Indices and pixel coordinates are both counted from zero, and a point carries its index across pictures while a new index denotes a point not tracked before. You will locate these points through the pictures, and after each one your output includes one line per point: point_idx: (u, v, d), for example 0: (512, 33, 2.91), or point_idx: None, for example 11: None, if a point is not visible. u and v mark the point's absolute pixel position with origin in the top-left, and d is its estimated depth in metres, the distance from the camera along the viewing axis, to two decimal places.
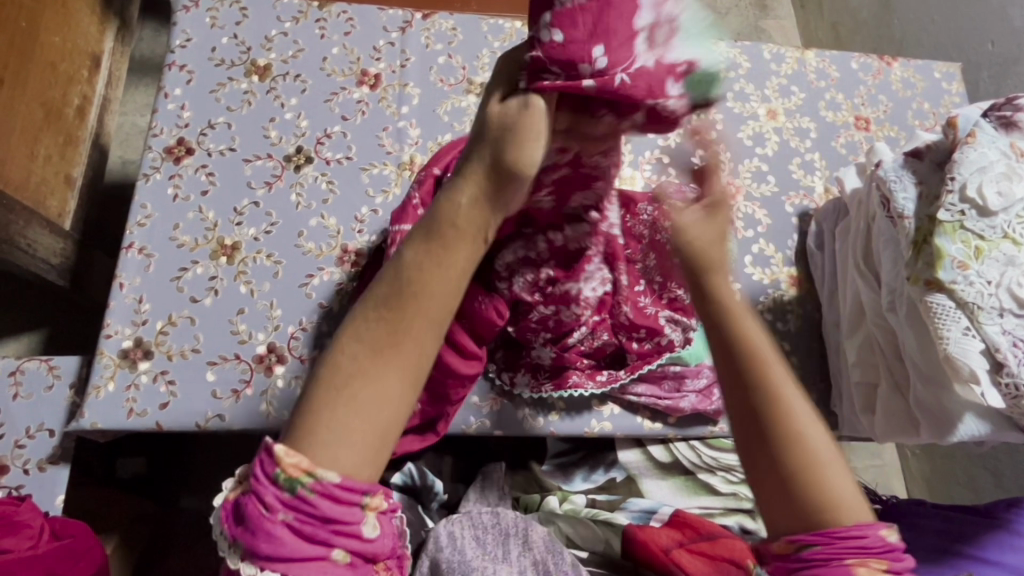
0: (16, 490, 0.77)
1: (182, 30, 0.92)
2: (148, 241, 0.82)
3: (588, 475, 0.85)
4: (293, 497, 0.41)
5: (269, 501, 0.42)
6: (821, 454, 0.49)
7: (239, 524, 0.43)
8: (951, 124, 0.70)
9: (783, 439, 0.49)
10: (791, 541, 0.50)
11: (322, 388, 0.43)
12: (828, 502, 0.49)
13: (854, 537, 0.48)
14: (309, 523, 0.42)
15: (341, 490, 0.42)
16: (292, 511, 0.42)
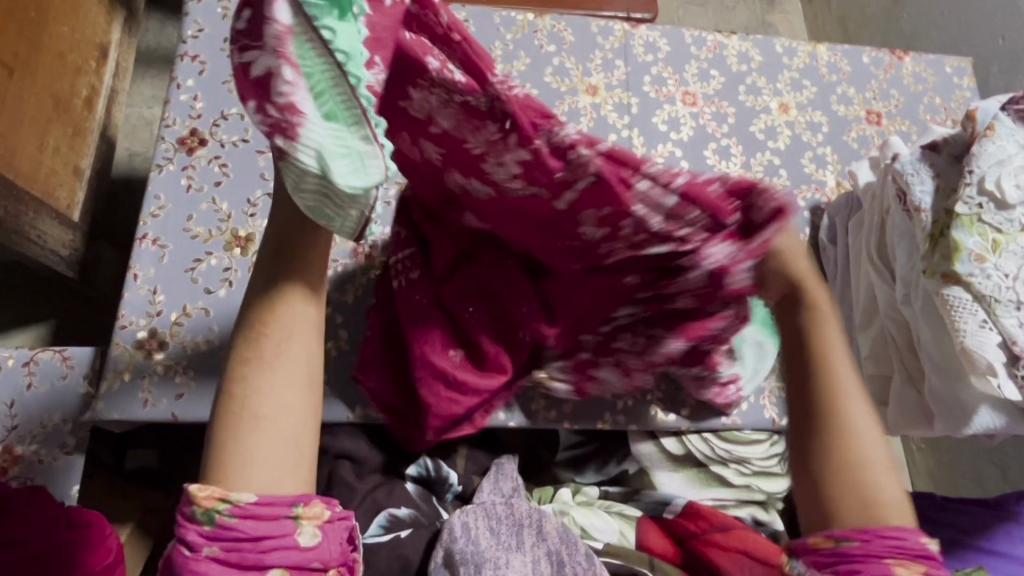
0: (31, 480, 0.78)
1: (194, 21, 0.92)
2: (161, 233, 0.82)
3: (600, 468, 0.86)
4: (213, 529, 0.41)
5: (194, 541, 0.41)
6: (869, 454, 0.49)
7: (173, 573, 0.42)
8: (970, 117, 0.70)
9: (836, 445, 0.49)
10: (827, 536, 0.47)
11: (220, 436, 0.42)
12: (875, 507, 0.47)
13: (895, 537, 0.45)
14: (236, 552, 0.41)
15: (259, 508, 0.41)
16: (218, 544, 0.41)
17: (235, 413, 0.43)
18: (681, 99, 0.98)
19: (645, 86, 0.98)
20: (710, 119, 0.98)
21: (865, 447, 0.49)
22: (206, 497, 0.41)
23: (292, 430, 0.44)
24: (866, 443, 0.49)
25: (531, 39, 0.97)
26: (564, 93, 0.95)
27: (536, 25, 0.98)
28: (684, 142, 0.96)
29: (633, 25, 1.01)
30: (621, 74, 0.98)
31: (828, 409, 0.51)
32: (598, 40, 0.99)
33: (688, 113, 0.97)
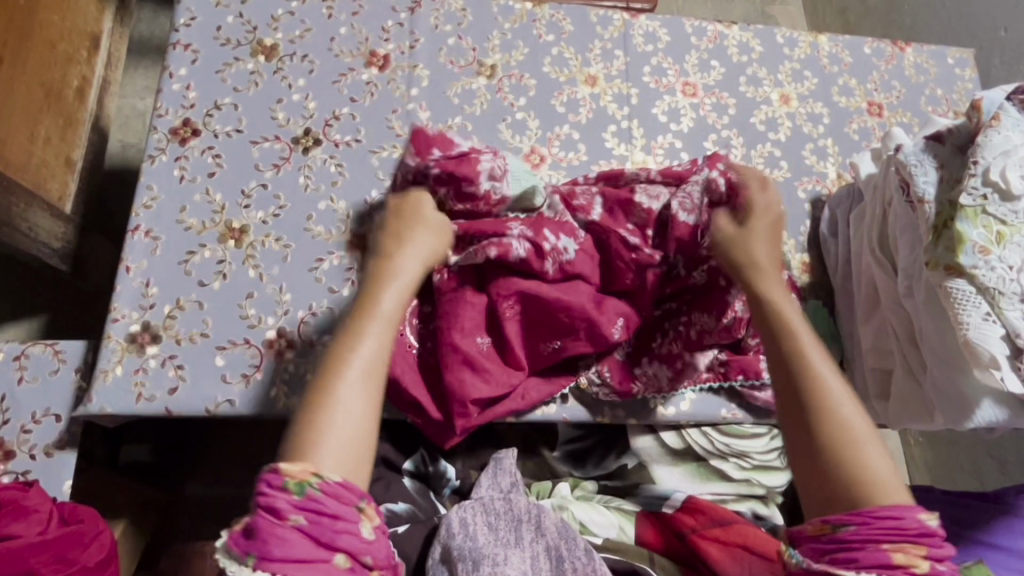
0: (22, 476, 0.77)
1: (186, 9, 0.91)
2: (154, 224, 0.81)
3: (599, 463, 0.85)
4: (303, 499, 0.47)
5: (281, 509, 0.46)
6: (855, 429, 0.56)
7: (249, 539, 0.46)
8: (975, 107, 0.69)
9: (825, 433, 0.56)
10: (823, 523, 0.52)
11: (319, 418, 0.52)
12: (867, 480, 0.53)
13: (892, 518, 0.50)
14: (316, 526, 0.47)
15: (342, 489, 0.49)
16: (303, 513, 0.47)
17: (329, 404, 0.53)
18: (682, 90, 0.97)
19: (645, 76, 0.97)
20: (710, 110, 0.97)
21: (853, 424, 0.56)
22: (300, 471, 0.48)
23: (367, 425, 0.54)
24: (851, 420, 0.56)
25: (529, 29, 0.96)
26: (562, 83, 0.94)
27: (534, 14, 0.97)
28: (684, 133, 0.95)
29: (633, 15, 1.00)
30: (621, 64, 0.97)
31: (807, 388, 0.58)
32: (597, 30, 0.98)
33: (688, 104, 0.96)
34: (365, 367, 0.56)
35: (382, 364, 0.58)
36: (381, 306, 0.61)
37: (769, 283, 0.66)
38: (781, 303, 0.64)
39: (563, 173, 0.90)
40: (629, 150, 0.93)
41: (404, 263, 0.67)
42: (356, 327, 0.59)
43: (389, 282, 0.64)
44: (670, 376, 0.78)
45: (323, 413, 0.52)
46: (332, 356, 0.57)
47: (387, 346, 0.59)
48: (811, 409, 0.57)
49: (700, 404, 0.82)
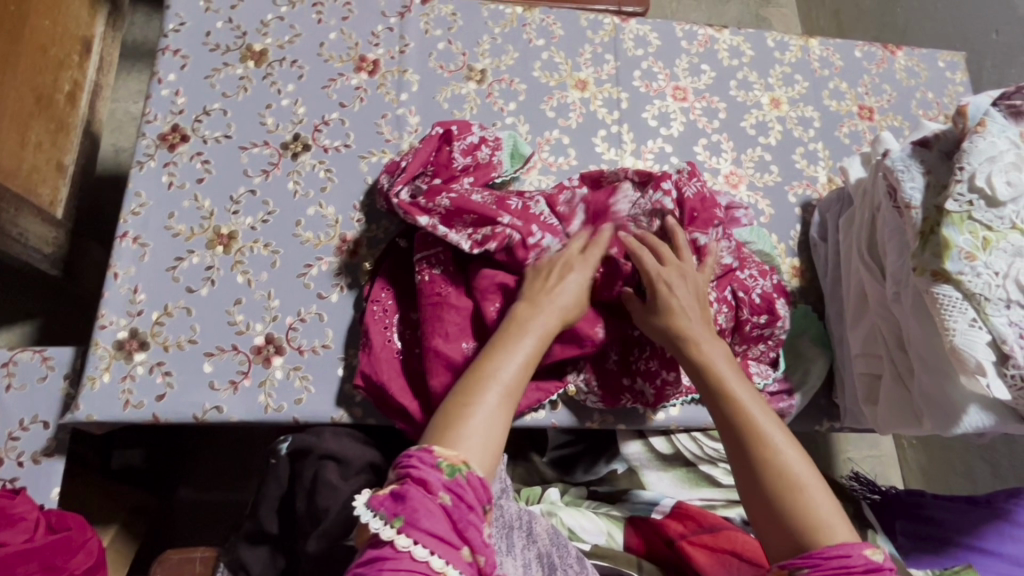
0: (11, 483, 0.77)
1: (176, 15, 0.91)
2: (142, 230, 0.81)
3: (590, 468, 0.87)
4: (453, 482, 0.50)
5: (431, 482, 0.50)
6: (800, 476, 0.56)
7: (398, 502, 0.49)
8: (960, 112, 0.69)
9: (772, 476, 0.56)
10: (781, 567, 0.53)
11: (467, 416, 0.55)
12: (811, 523, 0.54)
13: (838, 557, 0.51)
14: (457, 511, 0.50)
15: (481, 485, 0.52)
16: (450, 494, 0.50)
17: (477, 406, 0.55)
18: (672, 94, 0.97)
19: (635, 81, 0.97)
20: (701, 114, 0.96)
21: (797, 473, 0.56)
22: (452, 455, 0.52)
23: (501, 432, 0.56)
24: (796, 468, 0.56)
25: (519, 34, 0.96)
26: (553, 87, 0.94)
27: (524, 19, 0.97)
28: (674, 138, 0.95)
29: (623, 19, 1.00)
30: (611, 69, 0.97)
31: (751, 442, 0.58)
32: (587, 34, 0.98)
33: (679, 108, 0.96)
34: (510, 385, 0.58)
35: (523, 383, 0.59)
36: (529, 333, 0.63)
37: (696, 334, 0.66)
38: (712, 354, 0.64)
39: (553, 177, 0.90)
40: (618, 155, 0.93)
41: (561, 297, 0.67)
42: (505, 345, 0.61)
43: (541, 311, 0.65)
44: (654, 394, 0.75)
45: (468, 416, 0.55)
46: (483, 364, 0.59)
47: (529, 366, 0.61)
48: (756, 463, 0.57)
49: (689, 410, 0.81)
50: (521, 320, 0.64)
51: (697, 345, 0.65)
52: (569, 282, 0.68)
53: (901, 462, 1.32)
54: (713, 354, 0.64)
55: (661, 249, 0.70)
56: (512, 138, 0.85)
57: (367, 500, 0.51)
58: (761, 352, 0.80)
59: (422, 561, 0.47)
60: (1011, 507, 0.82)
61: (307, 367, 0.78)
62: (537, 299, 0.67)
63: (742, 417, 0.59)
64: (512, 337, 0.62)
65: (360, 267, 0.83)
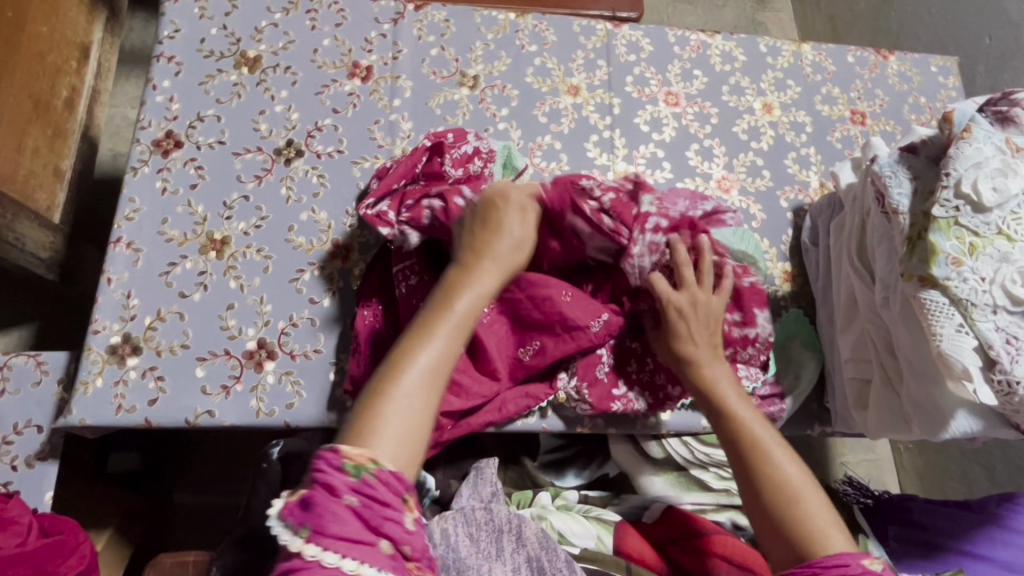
0: (4, 487, 0.77)
1: (170, 22, 0.91)
2: (136, 236, 0.81)
3: (580, 472, 0.88)
4: (359, 482, 0.46)
5: (336, 486, 0.46)
6: (801, 490, 0.57)
7: (303, 511, 0.46)
8: (946, 118, 0.69)
9: (772, 491, 0.57)
10: None
11: (382, 401, 0.51)
12: (813, 533, 0.54)
13: (838, 566, 0.51)
14: (369, 509, 0.46)
15: (394, 478, 0.48)
16: (358, 495, 0.46)
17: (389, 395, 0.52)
18: (664, 100, 0.97)
19: (627, 86, 0.97)
20: (693, 119, 0.97)
21: (798, 486, 0.57)
22: (357, 454, 0.48)
23: (422, 420, 0.52)
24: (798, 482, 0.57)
25: (511, 39, 0.97)
26: (545, 93, 0.95)
27: (517, 25, 0.97)
28: (666, 143, 0.95)
29: (616, 25, 1.00)
30: (603, 75, 0.97)
31: (751, 457, 0.59)
32: (579, 40, 0.98)
33: (671, 113, 0.96)
34: (432, 366, 0.54)
35: (448, 362, 0.56)
36: (456, 307, 0.59)
37: (699, 356, 0.68)
38: (715, 375, 0.66)
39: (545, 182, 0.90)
40: (610, 160, 0.93)
41: (489, 266, 0.64)
42: (430, 324, 0.58)
43: (470, 286, 0.62)
44: (649, 405, 0.78)
45: (385, 407, 0.51)
46: (405, 341, 0.56)
47: (455, 344, 0.57)
48: (756, 477, 0.58)
49: (680, 415, 0.81)
50: (450, 294, 0.61)
51: (703, 366, 0.67)
52: (501, 256, 0.66)
53: (897, 466, 1.32)
54: (716, 375, 0.66)
55: (684, 271, 0.71)
56: (507, 147, 0.86)
57: (280, 508, 0.47)
58: (751, 355, 0.79)
59: (334, 567, 0.44)
60: (1003, 512, 0.81)
61: (299, 371, 0.78)
62: (467, 274, 0.63)
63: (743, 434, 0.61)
64: (441, 314, 0.59)
65: (351, 273, 0.83)
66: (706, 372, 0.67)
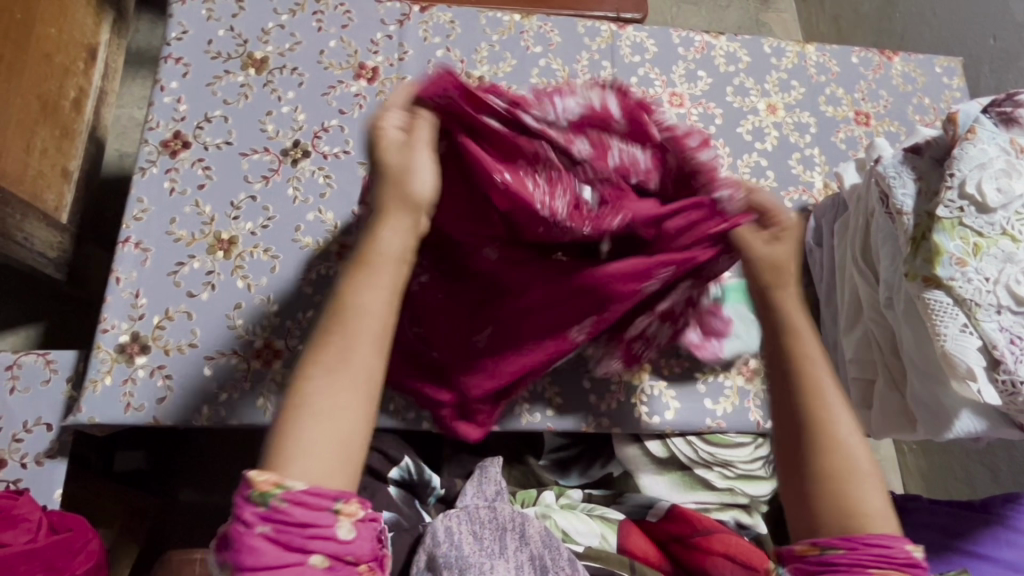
0: (15, 484, 0.78)
1: (178, 23, 0.92)
2: (145, 236, 0.82)
3: (585, 471, 0.87)
4: (269, 509, 0.44)
5: (247, 519, 0.44)
6: (856, 461, 0.55)
7: (224, 548, 0.46)
8: (951, 120, 0.70)
9: (822, 456, 0.55)
10: (813, 544, 0.53)
11: (297, 416, 0.47)
12: (858, 509, 0.53)
13: (879, 546, 0.51)
14: (285, 532, 0.44)
15: (312, 496, 0.45)
16: (270, 522, 0.44)
17: (297, 409, 0.47)
18: (668, 100, 0.97)
19: (631, 87, 0.97)
20: (697, 121, 0.97)
21: (854, 457, 0.55)
22: (264, 481, 0.45)
23: (340, 429, 0.48)
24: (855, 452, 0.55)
25: (516, 40, 0.97)
26: None
27: (522, 26, 0.98)
28: None
29: (621, 26, 1.01)
30: (608, 75, 0.97)
31: (810, 415, 0.56)
32: (584, 41, 0.99)
33: (675, 114, 0.97)
34: (332, 369, 0.49)
35: (358, 363, 0.49)
36: (355, 299, 0.51)
37: (784, 283, 0.62)
38: (794, 313, 0.61)
39: None
40: None
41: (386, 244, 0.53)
42: (331, 322, 0.50)
43: (367, 265, 0.52)
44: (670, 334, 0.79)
45: (295, 423, 0.47)
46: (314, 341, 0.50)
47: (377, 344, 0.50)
48: (811, 438, 0.56)
49: (684, 415, 0.82)
50: (350, 278, 0.52)
51: (787, 301, 0.61)
52: (396, 215, 0.54)
53: (901, 466, 1.32)
54: (796, 319, 0.60)
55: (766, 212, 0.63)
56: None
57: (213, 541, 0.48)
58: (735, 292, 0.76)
59: None
60: (1007, 512, 0.81)
61: None
62: (364, 261, 0.52)
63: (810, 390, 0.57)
64: (339, 314, 0.50)
65: None
66: (791, 306, 0.61)
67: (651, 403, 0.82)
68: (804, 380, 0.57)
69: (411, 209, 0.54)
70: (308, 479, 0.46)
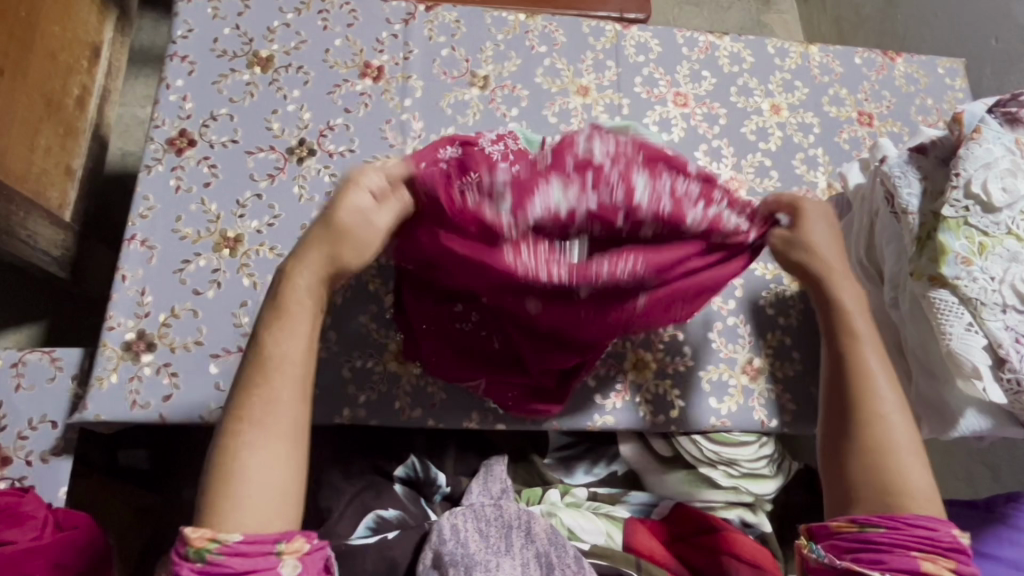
0: (19, 482, 0.78)
1: (184, 21, 0.92)
2: (150, 234, 0.82)
3: (591, 468, 0.87)
4: (204, 565, 0.48)
5: (185, 574, 0.48)
6: (897, 442, 0.60)
7: None
8: (955, 120, 0.70)
9: (864, 442, 0.61)
10: (851, 521, 0.57)
11: (224, 472, 0.51)
12: (900, 491, 0.58)
13: (924, 530, 0.56)
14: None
15: (246, 546, 0.49)
16: (210, 575, 0.48)
17: (228, 464, 0.51)
18: (673, 100, 0.98)
19: (636, 87, 0.98)
20: (701, 121, 0.97)
21: (897, 438, 0.60)
22: (198, 537, 0.48)
23: (272, 476, 0.52)
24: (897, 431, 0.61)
25: (521, 40, 0.97)
26: (554, 93, 0.95)
27: (527, 26, 0.98)
28: (675, 143, 0.95)
29: (625, 26, 1.01)
30: (612, 75, 0.98)
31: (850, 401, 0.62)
32: (589, 40, 0.99)
33: (680, 114, 0.97)
34: (262, 421, 0.53)
35: (284, 412, 0.54)
36: (269, 352, 0.55)
37: (831, 263, 0.67)
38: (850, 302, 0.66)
39: None
40: None
41: (302, 291, 0.58)
42: (254, 377, 0.54)
43: (280, 320, 0.56)
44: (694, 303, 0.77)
45: (229, 476, 0.50)
46: (239, 400, 0.54)
47: (298, 389, 0.55)
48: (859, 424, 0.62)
49: (689, 414, 0.82)
50: (264, 334, 0.56)
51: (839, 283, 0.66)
52: (309, 262, 0.58)
53: None
54: (849, 306, 0.66)
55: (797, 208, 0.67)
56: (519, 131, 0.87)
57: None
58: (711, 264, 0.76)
59: None
60: (1011, 511, 0.81)
61: None
62: (282, 306, 0.57)
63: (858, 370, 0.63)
64: (260, 368, 0.55)
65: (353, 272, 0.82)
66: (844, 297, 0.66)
67: (656, 402, 0.82)
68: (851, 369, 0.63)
69: (334, 274, 0.59)
70: (242, 529, 0.49)
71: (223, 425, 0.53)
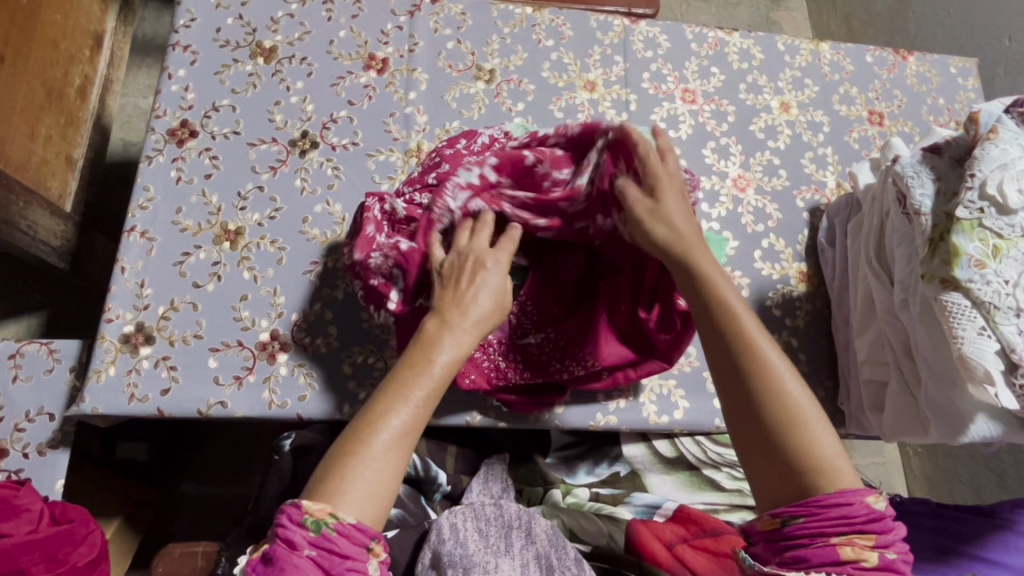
0: (15, 475, 0.77)
1: (186, 10, 0.91)
2: (150, 225, 0.81)
3: (592, 468, 0.84)
4: (318, 536, 0.48)
5: (295, 541, 0.48)
6: (800, 409, 0.54)
7: (265, 568, 0.49)
8: (972, 119, 0.69)
9: (781, 420, 0.54)
10: (774, 516, 0.53)
11: (354, 455, 0.52)
12: (817, 462, 0.53)
13: (838, 507, 0.50)
14: (327, 559, 0.48)
15: (356, 530, 0.49)
16: (316, 548, 0.48)
17: (359, 449, 0.52)
18: (681, 97, 0.96)
19: (644, 83, 0.96)
20: (710, 117, 0.96)
21: (800, 406, 0.54)
22: (318, 510, 0.49)
23: (391, 477, 0.53)
24: (796, 401, 0.55)
25: (527, 33, 0.96)
26: (561, 88, 0.94)
27: (534, 19, 0.97)
28: (682, 140, 0.94)
29: (634, 21, 0.99)
30: (620, 70, 0.96)
31: (753, 378, 0.55)
32: (597, 35, 0.98)
33: (687, 111, 0.96)
34: (405, 425, 0.54)
35: (421, 423, 0.55)
36: (435, 362, 0.58)
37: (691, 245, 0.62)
38: (704, 267, 0.61)
39: None
40: None
41: (472, 308, 0.62)
42: (406, 377, 0.57)
43: (447, 336, 0.59)
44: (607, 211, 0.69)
45: (358, 460, 0.51)
46: (386, 391, 0.56)
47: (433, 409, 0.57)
48: (765, 405, 0.54)
49: (692, 415, 0.82)
50: (429, 344, 0.59)
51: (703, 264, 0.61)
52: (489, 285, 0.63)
53: (905, 470, 1.32)
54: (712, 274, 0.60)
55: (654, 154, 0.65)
56: (521, 125, 0.82)
57: (242, 567, 0.51)
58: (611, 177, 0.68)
59: None
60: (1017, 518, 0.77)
61: (312, 364, 0.78)
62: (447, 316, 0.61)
63: (741, 339, 0.57)
64: (412, 369, 0.57)
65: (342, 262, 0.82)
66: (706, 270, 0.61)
67: (660, 402, 0.81)
68: (743, 345, 0.57)
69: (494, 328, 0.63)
70: (355, 514, 0.50)
71: (364, 414, 0.55)
